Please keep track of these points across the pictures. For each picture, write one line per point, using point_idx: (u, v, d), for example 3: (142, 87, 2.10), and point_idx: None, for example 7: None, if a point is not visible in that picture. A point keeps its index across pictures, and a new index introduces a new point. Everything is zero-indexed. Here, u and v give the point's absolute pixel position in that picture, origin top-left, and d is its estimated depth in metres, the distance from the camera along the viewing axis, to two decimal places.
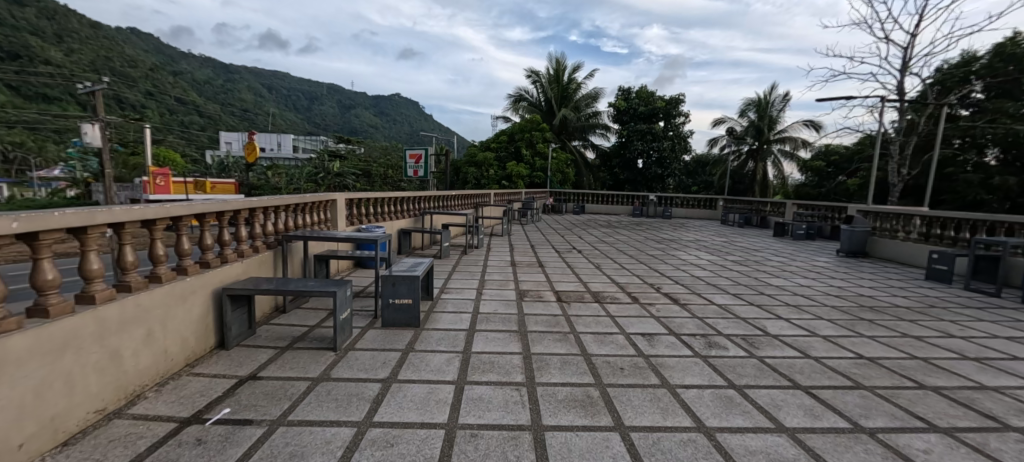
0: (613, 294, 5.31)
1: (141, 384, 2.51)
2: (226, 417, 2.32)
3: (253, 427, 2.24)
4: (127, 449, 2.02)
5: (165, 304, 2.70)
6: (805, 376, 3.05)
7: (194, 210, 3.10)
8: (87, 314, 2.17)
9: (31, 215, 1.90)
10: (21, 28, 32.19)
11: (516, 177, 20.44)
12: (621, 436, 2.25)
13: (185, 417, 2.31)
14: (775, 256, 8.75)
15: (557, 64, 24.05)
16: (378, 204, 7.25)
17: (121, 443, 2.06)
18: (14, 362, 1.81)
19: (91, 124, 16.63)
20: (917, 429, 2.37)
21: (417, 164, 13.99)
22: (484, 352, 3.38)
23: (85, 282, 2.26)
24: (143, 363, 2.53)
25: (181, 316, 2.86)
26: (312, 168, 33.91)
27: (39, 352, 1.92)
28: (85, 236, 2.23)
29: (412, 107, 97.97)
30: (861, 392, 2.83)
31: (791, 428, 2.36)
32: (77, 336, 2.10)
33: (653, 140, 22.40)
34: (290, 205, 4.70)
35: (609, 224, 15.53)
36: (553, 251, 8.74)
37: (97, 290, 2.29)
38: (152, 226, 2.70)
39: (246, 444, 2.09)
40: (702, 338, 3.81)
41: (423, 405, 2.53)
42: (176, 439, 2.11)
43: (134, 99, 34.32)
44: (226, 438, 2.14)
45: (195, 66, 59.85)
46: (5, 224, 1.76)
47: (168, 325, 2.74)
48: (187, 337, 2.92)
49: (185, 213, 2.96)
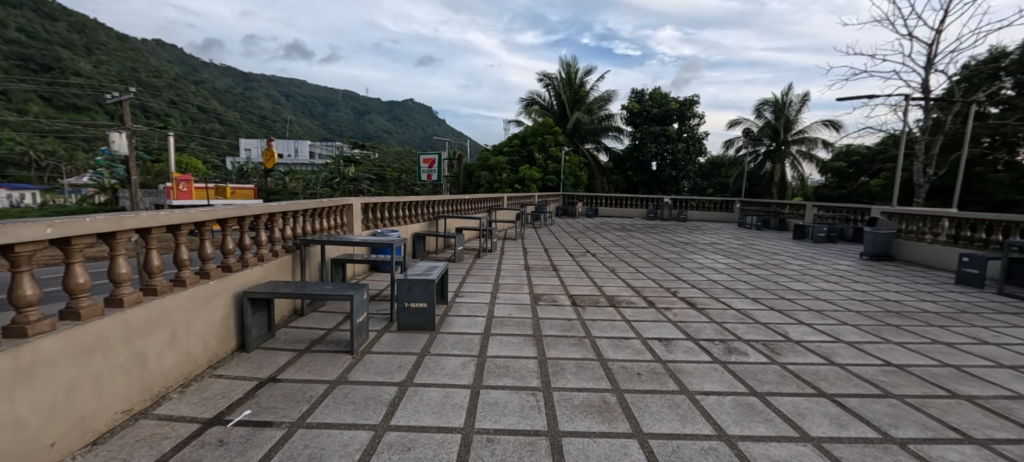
0: (628, 297, 5.27)
1: (166, 386, 2.58)
2: (248, 419, 2.36)
3: (273, 429, 2.27)
4: (153, 449, 2.07)
5: (188, 307, 2.77)
6: (762, 383, 2.97)
7: (217, 215, 3.15)
8: (115, 316, 2.23)
9: (64, 220, 1.97)
10: (54, 42, 33.61)
11: (529, 180, 20.51)
12: (727, 444, 2.22)
13: (208, 418, 2.36)
14: (795, 260, 8.53)
15: (568, 68, 24.03)
16: (393, 209, 7.32)
17: (148, 442, 2.12)
18: (48, 361, 1.87)
19: (119, 133, 17.25)
20: (867, 440, 2.27)
21: (431, 168, 13.95)
22: (500, 356, 3.38)
23: (115, 285, 2.32)
24: (168, 365, 2.60)
25: (203, 318, 2.92)
26: (327, 174, 34.86)
27: (71, 352, 1.98)
28: (114, 241, 2.29)
29: (425, 114, 99.23)
30: (821, 399, 2.75)
31: (900, 439, 2.29)
32: (106, 338, 2.17)
33: (667, 142, 22.11)
34: (309, 209, 4.78)
35: (622, 227, 15.42)
36: (567, 255, 8.73)
37: (126, 294, 2.36)
38: (177, 231, 2.78)
39: (266, 446, 2.12)
40: (721, 343, 3.73)
41: (362, 406, 2.54)
42: (199, 440, 2.15)
43: (160, 108, 35.45)
44: (246, 439, 2.17)
45: (216, 75, 61.66)
46: (39, 229, 1.85)
47: (192, 327, 2.81)
48: (209, 339, 2.98)
49: (208, 217, 3.02)
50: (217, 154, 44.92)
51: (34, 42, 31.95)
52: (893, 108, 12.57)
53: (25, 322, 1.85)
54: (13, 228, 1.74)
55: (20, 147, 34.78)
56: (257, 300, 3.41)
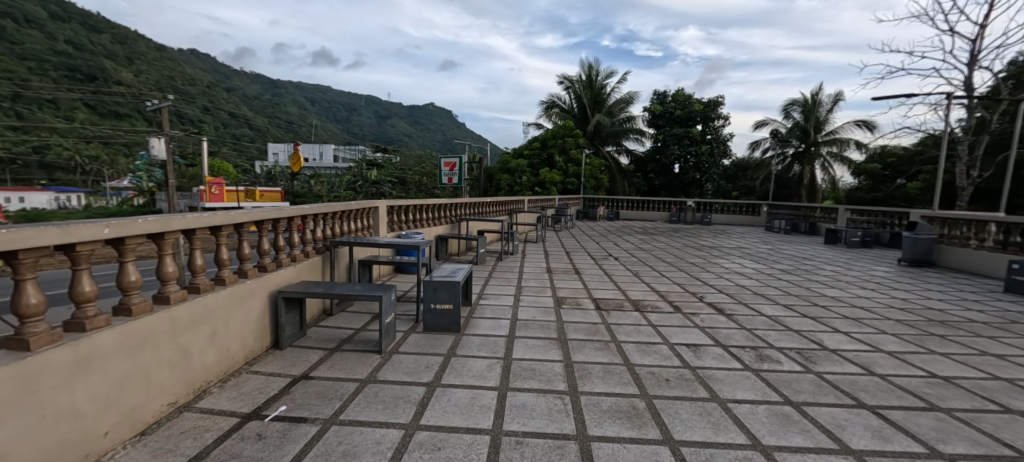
0: (654, 302, 5.18)
1: (207, 380, 2.69)
2: (283, 414, 2.44)
3: (308, 425, 2.34)
4: (197, 440, 2.16)
5: (228, 305, 2.88)
6: (798, 393, 2.87)
7: (253, 217, 3.28)
8: (163, 313, 2.35)
9: (119, 221, 2.09)
10: (99, 53, 35.43)
11: (549, 183, 20.48)
12: (764, 456, 2.16)
13: (247, 412, 2.44)
14: (827, 265, 8.22)
15: (589, 70, 23.88)
16: (416, 212, 7.41)
17: (192, 434, 2.22)
18: (104, 354, 1.98)
19: (157, 139, 18.07)
20: (914, 456, 2.17)
21: (451, 171, 14.05)
22: (525, 359, 3.39)
23: (162, 284, 2.44)
24: (210, 361, 2.71)
25: (241, 316, 3.03)
26: (351, 177, 35.69)
27: (124, 346, 2.09)
28: (163, 241, 2.42)
29: (446, 117, 100.50)
30: (861, 411, 2.64)
31: (948, 455, 2.18)
32: (155, 334, 2.28)
33: (690, 144, 21.66)
34: (337, 212, 4.90)
35: (644, 230, 15.19)
36: (589, 258, 8.65)
37: (172, 292, 2.47)
38: (219, 232, 2.90)
39: (302, 441, 2.19)
40: (753, 350, 3.64)
41: (392, 405, 2.59)
42: (239, 433, 2.24)
43: (194, 114, 36.98)
44: (283, 434, 2.24)
45: (246, 83, 63.88)
46: (98, 230, 1.97)
47: (231, 324, 2.92)
48: (246, 336, 3.08)
49: (245, 220, 3.14)
50: (247, 158, 46.47)
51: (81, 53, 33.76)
52: (934, 107, 12.02)
53: (85, 316, 1.97)
54: (74, 228, 1.86)
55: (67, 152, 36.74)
56: (291, 299, 3.52)
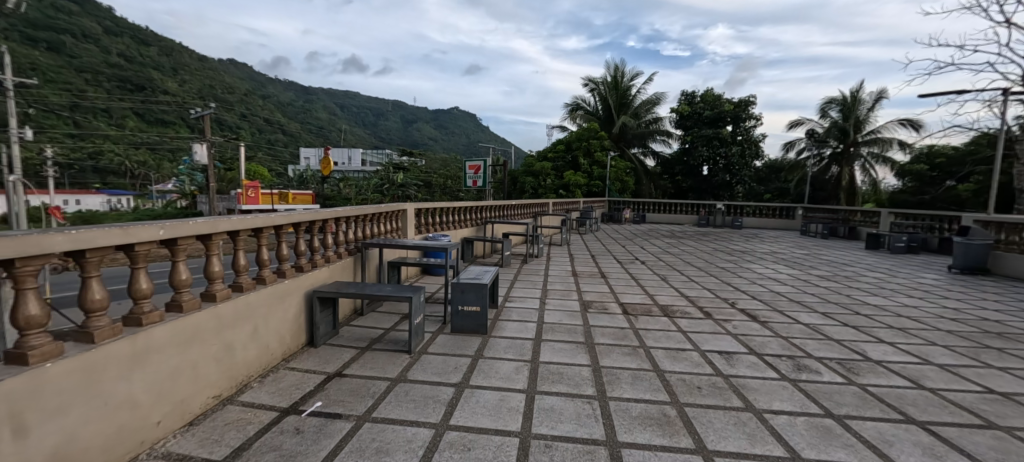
0: (683, 308, 5.06)
1: (249, 375, 2.81)
2: (319, 410, 2.52)
3: (343, 421, 2.41)
4: (240, 433, 2.26)
5: (268, 303, 3.00)
6: (840, 405, 2.76)
7: (291, 219, 3.41)
8: (210, 310, 2.47)
9: (173, 224, 2.22)
10: (148, 64, 37.58)
11: (573, 186, 20.37)
12: None
13: (285, 407, 2.54)
14: (870, 272, 7.83)
15: (615, 71, 23.62)
16: (442, 214, 7.51)
17: (235, 426, 2.32)
18: (158, 347, 2.12)
19: (200, 145, 19.01)
20: None
21: (476, 174, 14.13)
22: (553, 362, 3.38)
23: (210, 282, 2.57)
24: (251, 356, 2.83)
25: (280, 315, 3.15)
26: (378, 180, 36.54)
27: (176, 341, 2.22)
28: (211, 241, 2.55)
29: (471, 121, 101.67)
30: (908, 426, 2.51)
31: None
32: (203, 330, 2.41)
33: (720, 145, 21.03)
34: (368, 214, 5.02)
35: (672, 234, 14.86)
36: (616, 262, 8.52)
37: (219, 290, 2.60)
38: (260, 234, 3.03)
39: (337, 437, 2.26)
40: (790, 360, 3.51)
41: (422, 404, 2.64)
42: (278, 427, 2.32)
43: (233, 121, 38.66)
44: (319, 429, 2.32)
45: (280, 91, 66.35)
46: (153, 232, 2.10)
47: (270, 322, 3.04)
48: (284, 334, 3.21)
49: (284, 222, 3.27)
50: (281, 163, 48.22)
51: (133, 64, 35.91)
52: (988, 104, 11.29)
53: (141, 312, 2.10)
54: (134, 229, 2.00)
55: (118, 158, 39.07)
56: (325, 299, 3.63)
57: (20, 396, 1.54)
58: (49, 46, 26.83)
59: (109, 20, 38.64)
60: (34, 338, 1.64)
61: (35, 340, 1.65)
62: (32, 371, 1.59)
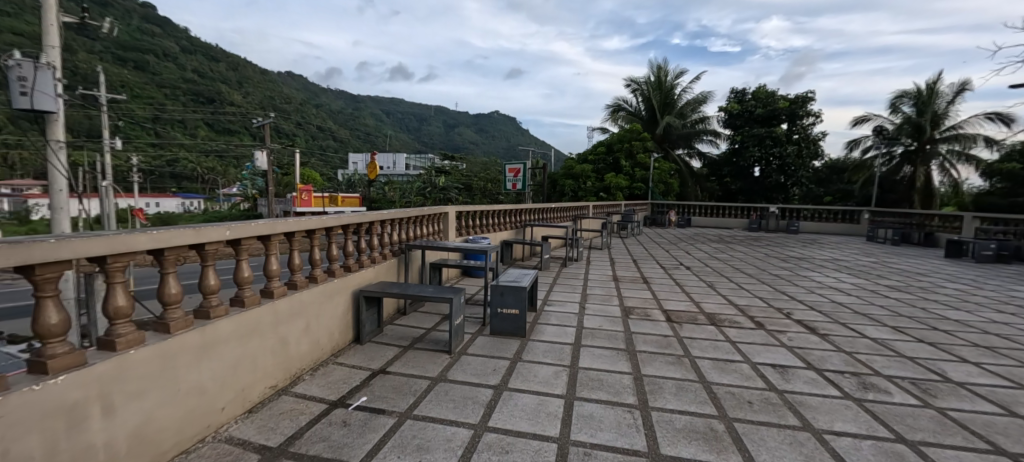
0: (732, 317, 4.75)
1: (304, 367, 2.96)
2: (364, 404, 2.58)
3: (385, 417, 2.45)
4: (293, 422, 2.38)
5: (321, 300, 3.13)
6: (914, 429, 2.46)
7: (341, 221, 3.52)
8: (269, 305, 2.64)
9: (237, 225, 2.41)
10: (217, 79, 40.35)
11: (614, 188, 19.91)
12: None
13: (333, 400, 2.63)
14: (947, 283, 7.12)
15: (658, 71, 23.14)
16: (482, 217, 7.42)
17: (288, 417, 2.44)
18: (222, 340, 2.29)
19: (262, 152, 20.18)
20: None
21: (516, 177, 14.05)
22: (592, 368, 3.22)
23: (269, 280, 2.75)
24: (306, 350, 2.97)
25: (332, 312, 3.28)
26: (420, 184, 37.64)
27: (237, 334, 2.39)
28: (270, 241, 2.75)
29: (509, 126, 102.54)
30: (999, 458, 2.19)
31: None
32: (263, 323, 2.57)
33: (773, 144, 19.87)
34: (410, 216, 5.01)
35: (720, 238, 14.28)
36: (659, 267, 8.20)
37: (276, 287, 2.77)
38: (313, 235, 3.20)
39: (380, 432, 2.30)
40: (854, 377, 3.19)
41: (461, 404, 2.60)
42: (326, 419, 2.42)
43: (289, 129, 40.67)
44: (364, 423, 2.38)
45: (331, 99, 69.39)
46: (221, 232, 2.30)
47: (324, 317, 3.17)
48: (336, 329, 3.34)
49: (335, 223, 3.39)
50: (329, 168, 50.31)
51: (205, 79, 38.69)
52: None
53: (209, 306, 2.29)
54: (205, 230, 2.21)
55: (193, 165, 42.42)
56: (372, 298, 3.70)
57: (107, 378, 1.73)
58: (137, 66, 29.38)
59: (183, 38, 41.84)
60: (121, 327, 1.85)
61: (121, 328, 1.84)
62: (119, 356, 1.79)
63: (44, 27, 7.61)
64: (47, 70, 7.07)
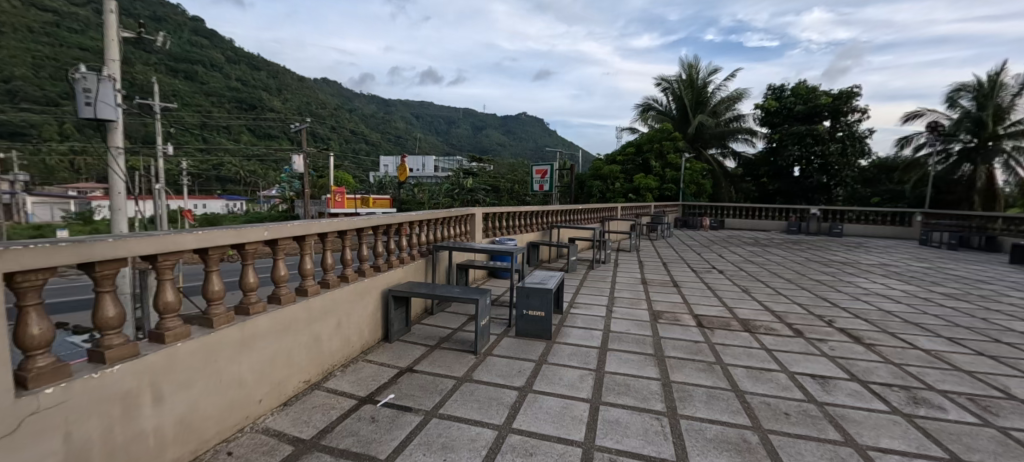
0: (767, 324, 4.54)
1: (336, 363, 3.01)
2: (392, 401, 2.61)
3: (412, 414, 2.46)
4: (324, 417, 2.43)
5: (352, 298, 3.18)
6: (972, 450, 2.27)
7: (372, 221, 3.57)
8: (303, 303, 2.71)
9: (275, 226, 2.48)
10: (260, 87, 42.19)
11: (644, 190, 19.55)
12: None
13: (362, 396, 2.66)
14: (1010, 291, 6.60)
15: (690, 69, 22.60)
16: (508, 219, 7.42)
17: (320, 411, 2.49)
18: (260, 334, 2.36)
19: (299, 156, 20.96)
20: None
21: (543, 179, 13.99)
22: (619, 373, 3.14)
23: (303, 279, 2.82)
24: (338, 346, 3.02)
25: (362, 310, 3.32)
26: (449, 186, 38.30)
27: (275, 329, 2.47)
28: (304, 241, 2.82)
29: (537, 127, 102.74)
30: None
31: None
32: (297, 320, 2.64)
33: (814, 143, 18.75)
34: (438, 218, 5.04)
35: (756, 241, 13.77)
36: (690, 270, 7.98)
37: (310, 286, 2.83)
38: (344, 235, 3.26)
39: (407, 429, 2.31)
40: (904, 391, 2.98)
41: (486, 404, 2.59)
42: (356, 414, 2.45)
43: (325, 133, 42.00)
44: (392, 419, 2.41)
45: (364, 104, 71.28)
46: (259, 233, 2.38)
47: (354, 315, 3.22)
48: (366, 327, 3.38)
49: (365, 224, 3.45)
50: (362, 171, 51.68)
51: (249, 86, 40.50)
52: None
53: (249, 303, 2.38)
54: (245, 230, 2.29)
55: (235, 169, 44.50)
56: (400, 297, 3.73)
57: (156, 369, 1.83)
58: (187, 76, 31.08)
59: (229, 49, 44.08)
60: (169, 321, 1.94)
61: (170, 322, 1.94)
62: (167, 349, 1.89)
63: (107, 43, 8.27)
64: (107, 81, 7.68)
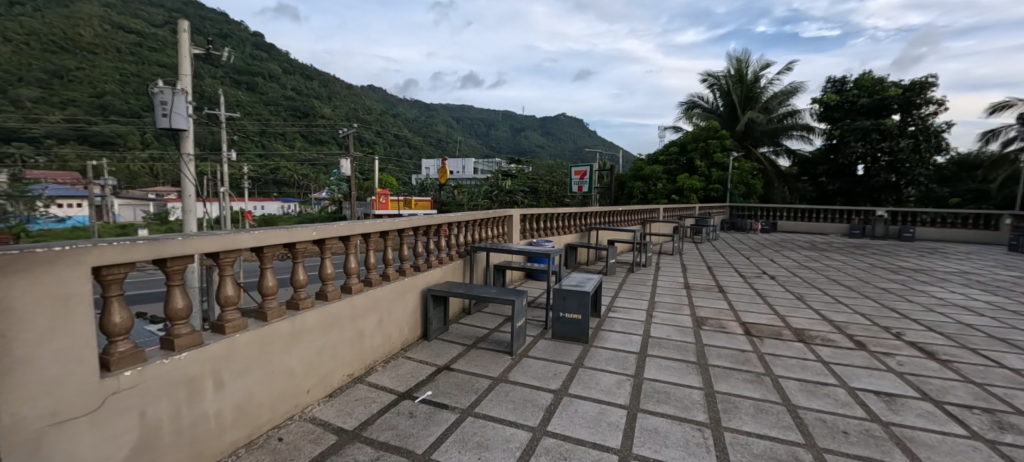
0: (824, 334, 4.22)
1: (377, 358, 3.05)
2: (429, 398, 2.61)
3: (448, 412, 2.45)
4: (366, 409, 2.47)
5: (393, 297, 3.22)
6: None
7: (412, 222, 3.63)
8: (348, 300, 2.77)
9: (323, 226, 2.56)
10: (312, 95, 44.48)
11: (688, 190, 18.85)
12: None
13: (402, 391, 2.69)
14: None
15: (739, 64, 21.60)
16: (546, 220, 7.34)
17: (362, 404, 2.53)
18: (308, 328, 2.43)
19: (346, 160, 21.90)
20: None
21: (582, 180, 13.82)
22: (659, 380, 3.00)
23: (348, 277, 2.89)
24: (379, 342, 3.06)
25: (401, 308, 3.35)
26: (488, 187, 38.90)
27: (322, 323, 2.54)
28: (349, 241, 2.89)
29: (577, 128, 101.97)
30: None
31: None
32: (342, 315, 2.70)
33: (881, 139, 17.24)
34: (476, 219, 5.04)
35: (811, 245, 12.95)
36: (737, 275, 7.58)
37: (354, 284, 2.90)
38: (386, 236, 3.32)
39: (444, 426, 2.31)
40: (986, 414, 2.66)
41: (521, 406, 2.54)
42: (395, 409, 2.47)
43: (370, 138, 43.62)
44: (429, 416, 2.41)
45: (407, 109, 73.46)
46: (308, 232, 2.45)
47: (394, 312, 3.26)
48: (405, 325, 3.41)
49: (405, 225, 3.50)
50: (404, 173, 53.23)
51: (302, 94, 42.77)
52: None
53: (299, 298, 2.45)
54: (296, 229, 2.37)
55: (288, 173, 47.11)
56: (439, 296, 3.74)
57: (217, 357, 1.93)
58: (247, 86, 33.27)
59: (285, 61, 46.82)
60: (229, 313, 2.05)
61: (230, 315, 2.06)
62: (226, 339, 1.99)
63: (180, 59, 8.86)
64: (180, 94, 8.27)
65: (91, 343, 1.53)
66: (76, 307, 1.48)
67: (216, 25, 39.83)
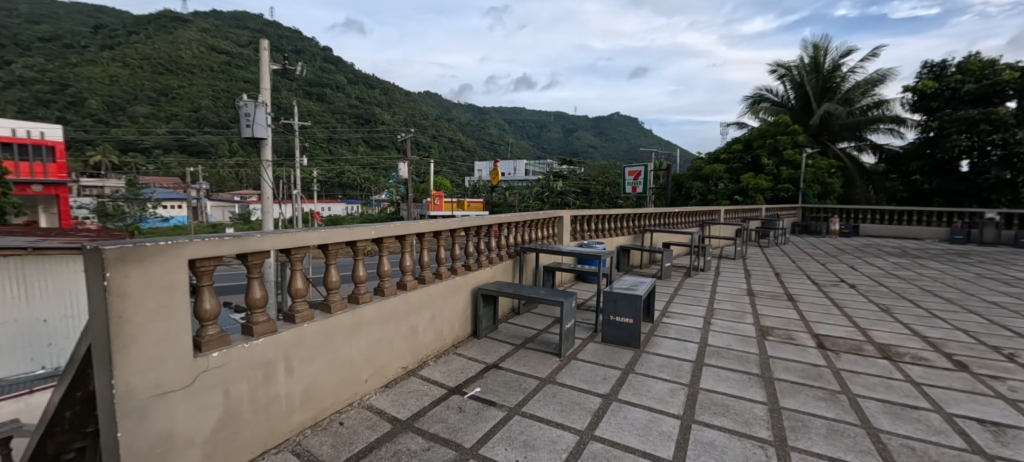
0: (913, 352, 3.74)
1: (430, 354, 3.08)
2: (479, 394, 2.59)
3: (496, 409, 2.41)
4: (419, 401, 2.49)
5: (444, 294, 3.25)
6: None
7: (464, 223, 3.65)
8: (404, 296, 2.82)
9: (381, 226, 2.61)
10: (375, 102, 46.84)
11: (753, 190, 17.58)
12: None
13: (452, 386, 2.69)
14: None
15: (816, 51, 20.08)
16: (598, 221, 7.16)
17: (415, 395, 2.56)
18: (367, 320, 2.49)
19: (404, 163, 22.89)
20: None
21: (636, 181, 13.42)
22: (717, 391, 2.79)
23: (403, 274, 2.94)
24: (431, 337, 3.09)
25: (452, 306, 3.37)
26: (539, 189, 39.02)
27: (380, 316, 2.60)
28: (404, 240, 2.94)
29: (632, 128, 99.26)
30: None
31: None
32: (398, 310, 2.75)
33: (992, 130, 14.95)
34: (526, 220, 5.00)
35: (898, 251, 11.68)
36: (811, 283, 6.94)
37: (409, 282, 2.95)
38: (439, 235, 3.35)
39: (492, 422, 2.27)
40: None
41: (569, 409, 2.45)
42: (445, 403, 2.48)
43: (426, 142, 45.19)
44: (478, 412, 2.38)
45: (462, 113, 75.33)
46: (368, 231, 2.51)
47: (446, 309, 3.28)
48: (455, 322, 3.42)
49: (457, 225, 3.52)
50: (459, 175, 54.55)
51: (365, 101, 45.22)
52: None
53: (359, 293, 2.52)
54: (358, 228, 2.44)
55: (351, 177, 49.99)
56: (489, 296, 3.73)
57: (288, 344, 2.03)
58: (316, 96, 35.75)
59: (351, 71, 49.75)
60: (298, 304, 2.15)
61: (299, 305, 2.15)
62: (296, 328, 2.08)
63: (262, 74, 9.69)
64: (261, 106, 9.02)
65: (185, 327, 1.66)
66: (175, 293, 1.61)
67: (291, 42, 43.37)
